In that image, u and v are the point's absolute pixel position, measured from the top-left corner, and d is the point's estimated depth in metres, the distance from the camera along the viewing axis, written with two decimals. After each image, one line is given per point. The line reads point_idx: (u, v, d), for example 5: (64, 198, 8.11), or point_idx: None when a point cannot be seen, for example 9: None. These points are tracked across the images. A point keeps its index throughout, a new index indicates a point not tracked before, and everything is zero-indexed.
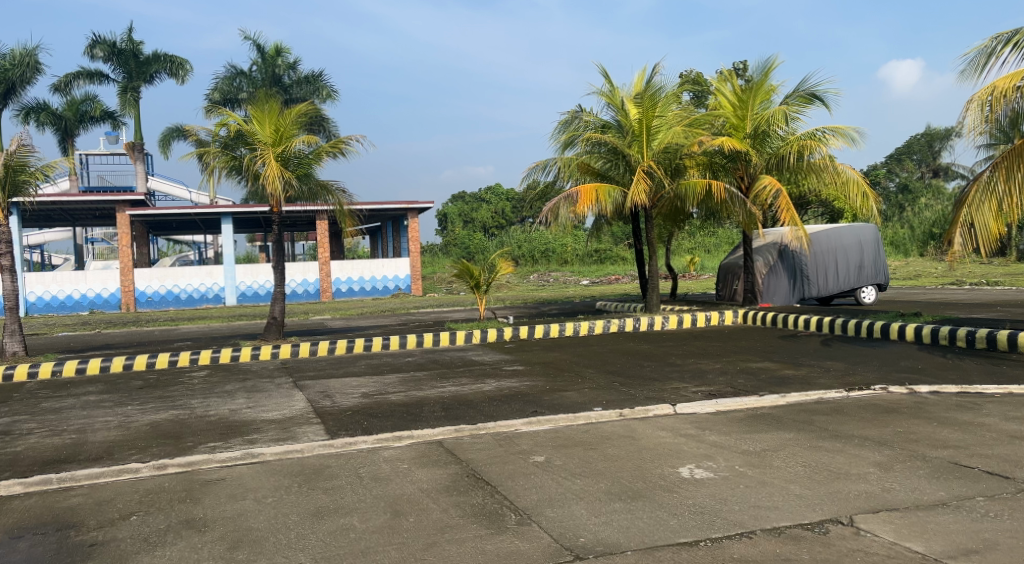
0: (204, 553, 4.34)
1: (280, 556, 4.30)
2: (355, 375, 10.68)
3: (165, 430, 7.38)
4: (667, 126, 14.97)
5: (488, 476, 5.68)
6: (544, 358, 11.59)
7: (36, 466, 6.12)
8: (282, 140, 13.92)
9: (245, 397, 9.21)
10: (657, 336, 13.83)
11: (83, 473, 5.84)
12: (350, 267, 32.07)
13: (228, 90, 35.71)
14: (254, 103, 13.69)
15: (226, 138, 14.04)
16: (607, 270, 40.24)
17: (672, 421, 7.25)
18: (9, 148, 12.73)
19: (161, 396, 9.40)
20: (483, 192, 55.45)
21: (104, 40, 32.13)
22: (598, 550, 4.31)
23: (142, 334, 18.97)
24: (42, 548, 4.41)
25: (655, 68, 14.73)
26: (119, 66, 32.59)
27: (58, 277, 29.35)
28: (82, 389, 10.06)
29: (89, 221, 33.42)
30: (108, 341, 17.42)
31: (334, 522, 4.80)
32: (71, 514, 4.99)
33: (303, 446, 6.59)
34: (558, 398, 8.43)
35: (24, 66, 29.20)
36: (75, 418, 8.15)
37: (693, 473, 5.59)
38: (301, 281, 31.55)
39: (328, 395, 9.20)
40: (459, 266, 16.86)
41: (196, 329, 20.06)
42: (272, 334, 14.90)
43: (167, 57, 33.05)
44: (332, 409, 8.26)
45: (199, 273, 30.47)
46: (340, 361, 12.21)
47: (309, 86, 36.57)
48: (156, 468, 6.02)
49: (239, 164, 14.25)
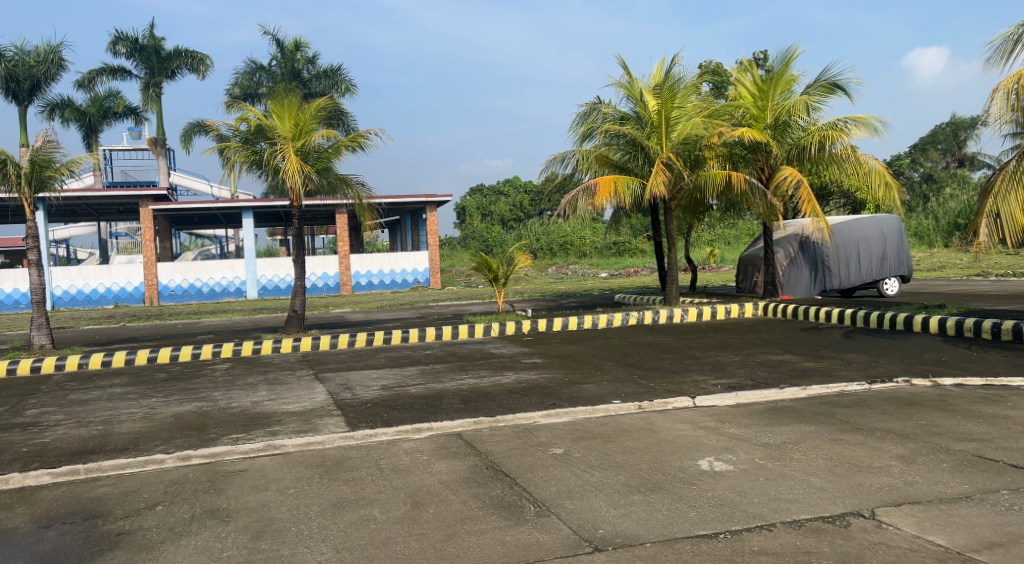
0: (228, 543, 4.40)
1: (302, 546, 4.36)
2: (375, 368, 10.76)
3: (189, 422, 7.49)
4: (686, 118, 14.85)
5: (507, 468, 5.71)
6: (563, 351, 11.60)
7: (64, 457, 6.23)
8: (301, 134, 14.02)
9: (267, 389, 9.31)
10: (677, 328, 13.78)
11: (110, 464, 5.94)
12: (369, 260, 32.22)
13: (248, 85, 35.99)
14: (274, 98, 13.75)
15: (247, 132, 14.19)
16: (625, 262, 40.11)
17: (691, 414, 7.23)
18: (34, 144, 12.92)
19: (185, 388, 9.53)
20: (502, 184, 55.43)
21: (127, 36, 32.45)
22: (617, 542, 4.32)
23: (165, 328, 19.21)
24: (71, 537, 4.49)
25: (674, 59, 14.59)
26: (141, 62, 32.90)
27: (83, 271, 29.78)
28: (108, 382, 10.22)
29: (113, 216, 33.87)
30: (132, 334, 17.65)
31: (355, 513, 4.85)
32: (99, 504, 5.09)
33: (324, 437, 6.65)
34: (577, 390, 8.44)
35: (49, 62, 29.59)
36: (101, 410, 8.28)
37: (712, 465, 5.58)
38: (321, 274, 31.76)
39: (348, 387, 9.28)
40: (478, 259, 16.81)
41: (219, 322, 20.28)
42: (293, 327, 15.01)
43: (188, 53, 33.29)
44: (353, 401, 8.33)
45: (220, 267, 30.80)
46: (359, 354, 12.29)
47: (328, 80, 36.72)
48: (180, 459, 6.11)
49: (259, 159, 14.35)
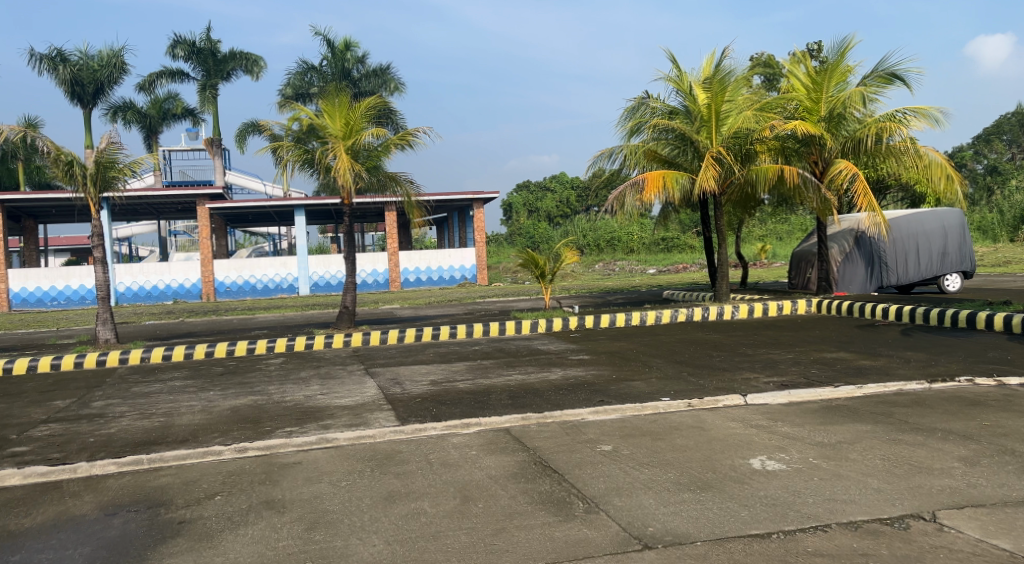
0: (284, 533, 4.51)
1: (354, 538, 4.44)
2: (424, 363, 10.87)
3: (245, 415, 7.69)
4: (738, 110, 14.70)
5: (555, 464, 5.72)
6: (610, 348, 11.55)
7: (128, 447, 6.47)
8: (351, 133, 14.22)
9: (319, 383, 9.51)
10: (727, 326, 13.58)
11: (171, 455, 6.14)
12: (417, 257, 32.53)
13: (300, 85, 36.65)
14: (325, 97, 13.99)
15: (299, 131, 14.48)
16: (674, 258, 39.66)
17: (742, 412, 7.13)
18: (98, 146, 13.40)
19: (241, 382, 9.79)
20: (548, 181, 55.35)
21: (184, 39, 33.37)
22: (667, 540, 4.29)
23: (222, 323, 19.74)
24: (136, 525, 4.65)
25: (724, 51, 14.40)
26: (198, 64, 33.79)
27: (144, 268, 30.74)
28: (169, 375, 10.58)
29: (173, 214, 34.92)
30: (190, 330, 18.20)
31: (405, 506, 4.92)
32: (162, 493, 5.27)
33: (375, 431, 6.75)
34: (626, 387, 8.40)
35: (112, 66, 30.70)
36: (163, 402, 8.56)
37: (764, 464, 5.50)
38: (370, 271, 32.15)
39: (397, 382, 9.42)
40: (525, 256, 16.84)
41: (272, 318, 20.75)
42: (343, 322, 15.24)
43: (243, 54, 34.09)
44: (402, 396, 8.45)
45: (274, 264, 31.49)
46: (408, 349, 12.43)
47: (377, 78, 37.16)
48: (237, 451, 6.28)
49: (310, 158, 14.55)
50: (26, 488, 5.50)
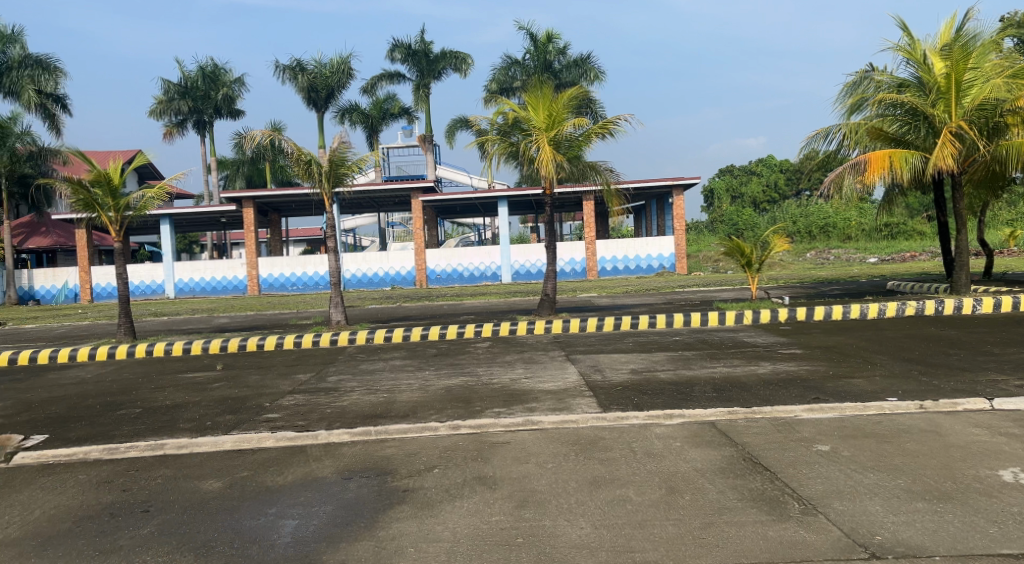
0: (497, 508, 4.72)
1: (564, 518, 4.54)
2: (625, 352, 10.86)
3: (458, 394, 8.15)
4: (983, 79, 12.89)
5: (767, 461, 5.46)
6: (825, 342, 10.81)
7: (358, 419, 7.11)
8: (554, 124, 14.43)
9: (524, 367, 9.83)
10: (965, 321, 12.16)
11: (394, 428, 6.66)
12: (615, 246, 32.47)
13: (504, 79, 37.85)
14: (530, 90, 14.32)
15: (503, 125, 14.94)
16: (899, 246, 36.16)
17: (986, 418, 6.35)
18: (331, 146, 14.75)
19: (453, 363, 10.39)
20: (754, 165, 52.75)
21: (401, 43, 35.72)
22: (898, 551, 3.95)
23: (433, 308, 21.04)
24: (368, 490, 5.11)
25: (968, 13, 12.81)
26: (413, 65, 36.03)
27: (367, 257, 33.41)
28: (390, 354, 11.48)
29: (390, 207, 37.66)
30: (406, 313, 19.59)
31: (611, 492, 4.95)
32: (388, 462, 5.73)
33: (579, 417, 6.85)
34: (844, 385, 7.81)
35: (340, 72, 33.75)
36: (385, 379, 9.31)
37: (1016, 477, 4.87)
38: (569, 260, 32.59)
39: (599, 369, 9.49)
40: (730, 244, 16.17)
41: (478, 304, 21.76)
42: (545, 310, 15.58)
43: (453, 54, 35.86)
44: (604, 383, 8.50)
45: (479, 253, 33.02)
46: (609, 338, 12.45)
47: (578, 69, 37.44)
48: (452, 428, 6.67)
49: (515, 150, 15.06)
50: (278, 450, 6.22)
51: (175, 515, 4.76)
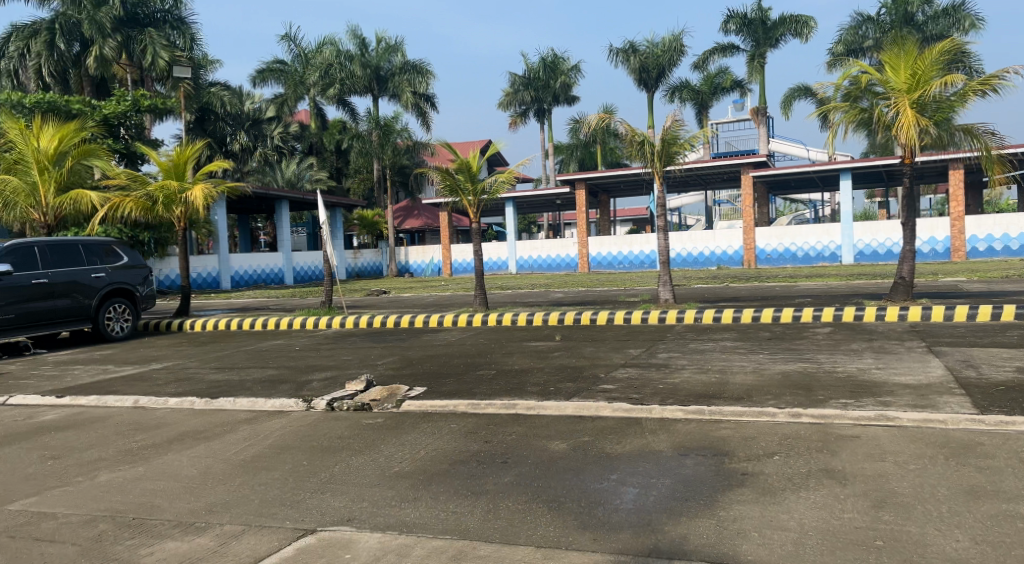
0: (850, 505, 4.35)
1: (933, 528, 4.03)
2: (1003, 346, 9.26)
3: (798, 381, 7.68)
4: None
5: None
6: None
7: (692, 397, 7.08)
8: (919, 85, 12.72)
9: (873, 357, 8.92)
10: None
11: (730, 410, 6.51)
12: (990, 222, 27.84)
13: (853, 40, 34.45)
14: (889, 49, 12.83)
15: (853, 89, 13.57)
16: None
17: None
18: (664, 125, 14.80)
19: (790, 348, 9.82)
20: None
21: (737, 13, 34.30)
22: None
23: (765, 289, 20.11)
24: (706, 468, 5.07)
25: None
26: (749, 35, 34.48)
27: (693, 236, 32.76)
28: (721, 335, 11.24)
29: (720, 185, 36.71)
30: (736, 294, 19.01)
31: (994, 506, 4.26)
32: (725, 443, 5.63)
33: (947, 417, 6.01)
34: None
35: (672, 50, 33.91)
36: (717, 359, 9.14)
37: None
38: (927, 239, 28.72)
39: (970, 364, 8.24)
40: None
41: (816, 286, 20.27)
42: (899, 294, 13.93)
43: (793, 18, 33.56)
44: (978, 381, 7.34)
45: (815, 232, 30.79)
46: (982, 329, 10.72)
47: (947, 18, 32.58)
48: (792, 415, 6.31)
49: (868, 117, 13.57)
50: (616, 420, 6.47)
51: (528, 469, 5.22)
